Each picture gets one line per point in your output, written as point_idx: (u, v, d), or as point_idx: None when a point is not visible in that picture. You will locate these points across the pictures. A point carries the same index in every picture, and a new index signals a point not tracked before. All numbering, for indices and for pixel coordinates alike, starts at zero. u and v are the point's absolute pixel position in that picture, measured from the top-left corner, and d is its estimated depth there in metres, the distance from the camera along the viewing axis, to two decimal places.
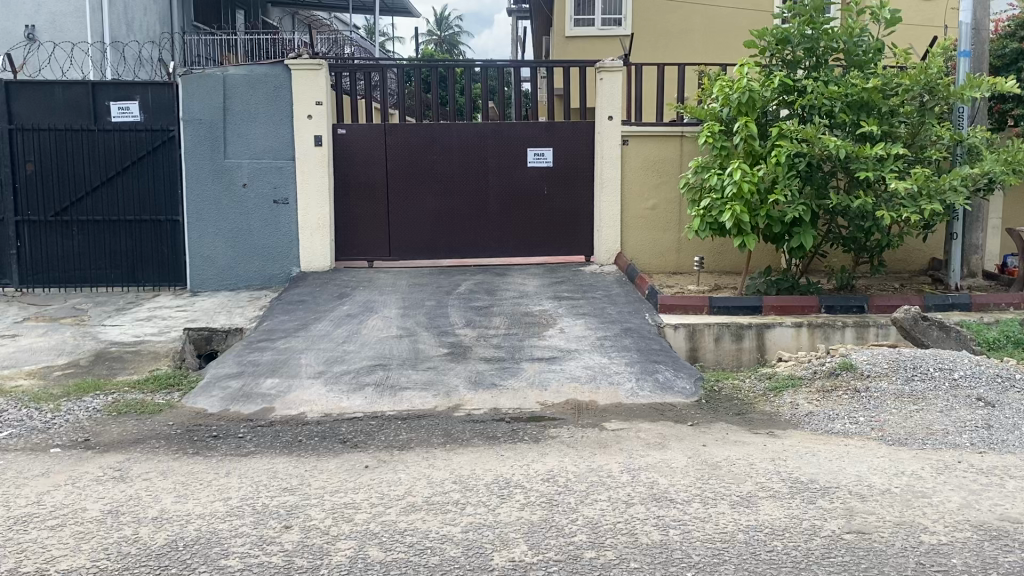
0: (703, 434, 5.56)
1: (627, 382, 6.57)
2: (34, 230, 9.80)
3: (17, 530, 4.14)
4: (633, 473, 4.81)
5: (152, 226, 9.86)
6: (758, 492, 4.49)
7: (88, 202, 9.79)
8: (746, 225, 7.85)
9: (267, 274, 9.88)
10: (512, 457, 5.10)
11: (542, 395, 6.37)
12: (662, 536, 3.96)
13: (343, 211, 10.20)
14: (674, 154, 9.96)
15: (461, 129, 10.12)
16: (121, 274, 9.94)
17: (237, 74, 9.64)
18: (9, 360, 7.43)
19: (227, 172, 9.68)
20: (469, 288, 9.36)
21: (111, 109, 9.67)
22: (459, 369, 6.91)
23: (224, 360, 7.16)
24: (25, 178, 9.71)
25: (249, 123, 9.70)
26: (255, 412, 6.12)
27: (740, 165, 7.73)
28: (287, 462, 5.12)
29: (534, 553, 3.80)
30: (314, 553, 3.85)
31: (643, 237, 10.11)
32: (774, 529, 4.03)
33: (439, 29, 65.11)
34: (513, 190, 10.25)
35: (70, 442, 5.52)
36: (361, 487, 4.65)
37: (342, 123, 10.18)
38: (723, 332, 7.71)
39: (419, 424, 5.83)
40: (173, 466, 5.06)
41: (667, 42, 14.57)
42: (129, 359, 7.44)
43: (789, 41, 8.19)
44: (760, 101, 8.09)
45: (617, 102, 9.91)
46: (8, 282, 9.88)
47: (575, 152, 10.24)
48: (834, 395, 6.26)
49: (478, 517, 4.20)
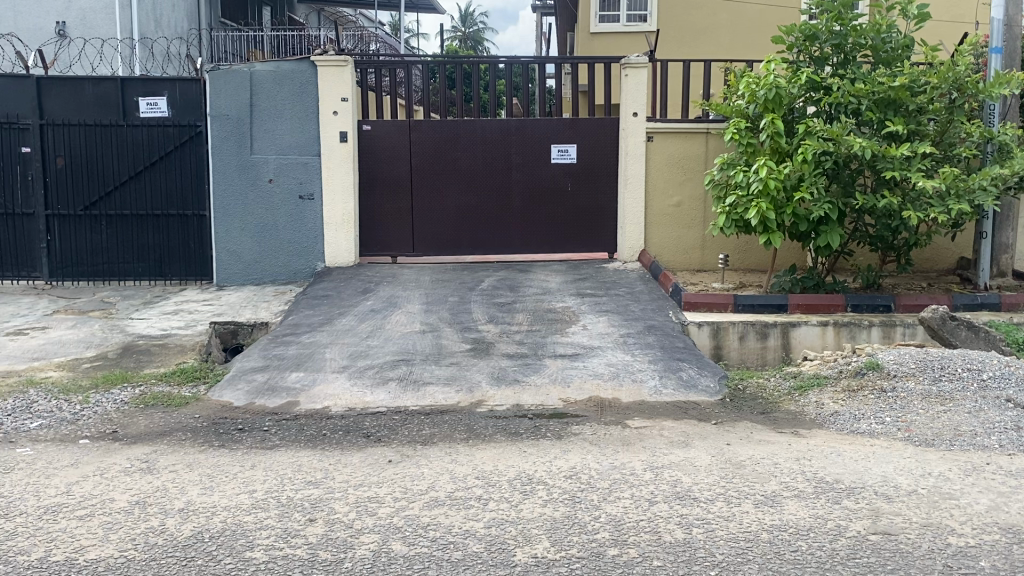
0: (726, 433, 5.52)
1: (650, 380, 6.55)
2: (64, 224, 9.92)
3: (47, 519, 4.20)
4: (656, 471, 4.79)
5: (179, 220, 9.95)
6: (782, 492, 4.47)
7: (117, 196, 9.90)
8: (772, 223, 7.77)
9: (292, 269, 9.96)
10: (534, 454, 5.09)
11: (565, 392, 6.36)
12: (685, 535, 3.94)
13: (368, 207, 10.26)
14: (699, 151, 9.90)
15: (485, 125, 10.12)
16: (149, 268, 10.06)
17: (264, 70, 9.70)
18: (39, 352, 7.53)
19: (253, 167, 9.75)
20: (492, 284, 9.36)
21: (139, 104, 9.81)
22: (482, 364, 6.92)
23: (250, 353, 7.23)
24: (55, 172, 9.82)
25: (275, 118, 9.76)
26: (279, 405, 6.18)
27: (766, 162, 7.67)
28: (311, 455, 5.16)
29: (557, 550, 3.80)
30: (338, 545, 3.87)
31: (667, 234, 10.07)
32: (799, 529, 4.00)
33: (464, 26, 65.32)
34: (536, 186, 10.24)
35: (98, 434, 5.59)
36: (386, 481, 4.68)
37: (367, 119, 10.22)
38: (748, 330, 7.66)
39: (442, 420, 5.85)
40: (199, 459, 5.11)
41: (693, 39, 14.50)
42: (156, 352, 7.52)
43: (816, 38, 8.13)
44: (787, 97, 8.01)
45: (641, 99, 9.85)
46: (38, 275, 10.02)
47: (599, 149, 10.22)
48: (860, 394, 6.20)
49: (501, 513, 4.21)
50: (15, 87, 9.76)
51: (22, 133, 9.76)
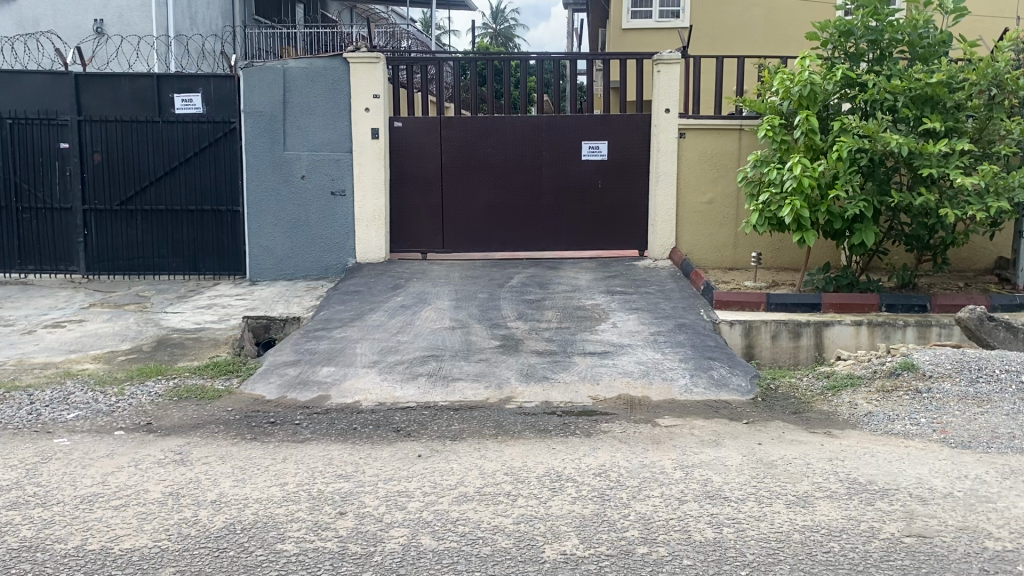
0: (758, 432, 5.47)
1: (680, 378, 6.51)
2: (101, 218, 10.08)
3: (84, 508, 4.28)
4: (686, 470, 4.76)
5: (213, 216, 10.07)
6: (815, 492, 4.42)
7: (153, 191, 10.03)
8: (806, 221, 7.68)
9: (323, 265, 10.04)
10: (563, 451, 5.08)
11: (595, 390, 6.34)
12: (716, 534, 3.92)
13: (399, 203, 10.30)
14: (732, 147, 9.82)
15: (516, 121, 10.12)
16: (183, 262, 10.18)
17: (298, 67, 9.79)
18: (75, 345, 7.66)
19: (287, 163, 9.84)
20: (521, 281, 9.36)
21: (175, 101, 9.92)
22: (511, 361, 6.92)
23: (282, 347, 7.29)
24: (92, 167, 9.99)
25: (308, 115, 9.83)
26: (310, 399, 6.24)
27: (800, 160, 7.58)
28: (342, 449, 5.19)
29: (585, 547, 3.79)
30: (368, 539, 3.90)
31: (699, 231, 9.99)
32: (831, 530, 3.96)
33: (495, 22, 65.34)
34: (567, 183, 10.22)
35: (133, 425, 5.68)
36: (415, 475, 4.70)
37: (398, 116, 10.26)
38: (781, 329, 7.59)
39: (471, 416, 5.86)
40: (231, 451, 5.17)
41: (726, 35, 14.39)
42: (190, 345, 7.62)
43: (852, 33, 8.03)
44: (822, 94, 7.91)
45: (674, 95, 9.79)
46: (75, 269, 10.18)
47: (631, 145, 10.16)
48: (894, 394, 6.12)
49: (530, 509, 4.21)
50: (54, 84, 9.92)
51: (60, 129, 9.93)
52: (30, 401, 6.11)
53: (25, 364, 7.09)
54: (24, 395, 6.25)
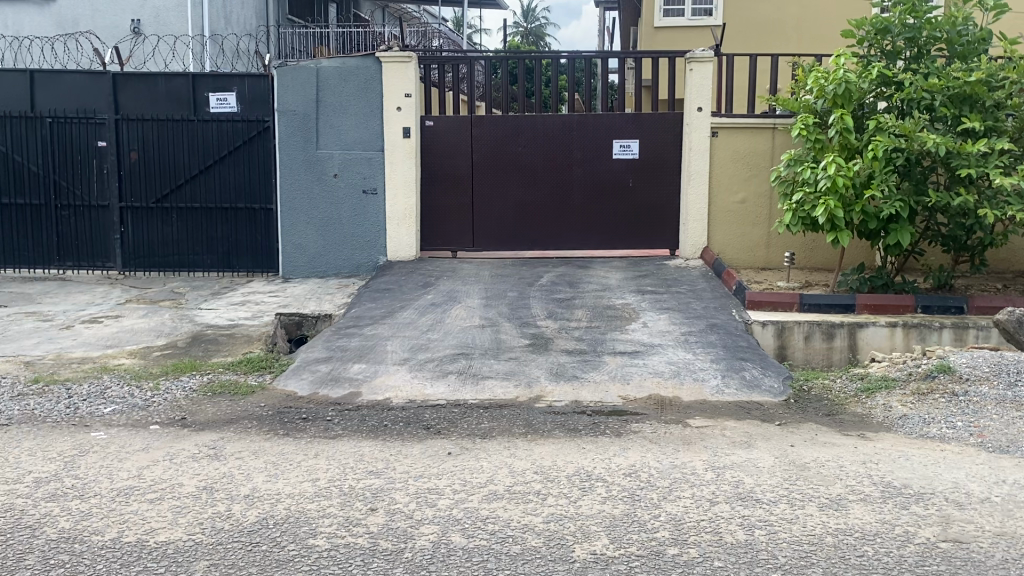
0: (790, 434, 5.42)
1: (712, 379, 6.46)
2: (136, 215, 10.23)
3: (121, 501, 4.35)
4: (717, 471, 4.73)
5: (246, 214, 10.18)
6: (848, 495, 4.37)
7: (187, 190, 10.16)
8: (840, 221, 7.59)
9: (354, 262, 10.10)
10: (593, 451, 5.07)
11: (625, 390, 6.32)
12: (747, 535, 3.89)
13: (429, 202, 10.33)
14: (765, 146, 9.73)
15: (547, 120, 10.11)
16: (217, 259, 10.31)
17: (331, 67, 9.87)
18: (112, 340, 7.79)
19: (319, 162, 9.91)
20: (551, 280, 9.35)
21: (209, 100, 10.04)
22: (541, 360, 6.92)
23: (314, 344, 7.35)
24: (129, 166, 10.15)
25: (341, 114, 9.90)
26: (342, 396, 6.28)
27: (835, 159, 7.49)
28: (373, 446, 5.22)
29: (615, 547, 3.78)
30: (399, 536, 3.92)
31: (731, 231, 9.91)
32: (865, 534, 3.91)
33: (526, 21, 65.29)
34: (598, 182, 10.19)
35: (168, 420, 5.75)
36: (445, 473, 4.72)
37: (429, 115, 10.30)
38: (814, 330, 7.51)
39: (501, 414, 5.87)
40: (263, 446, 5.22)
41: (760, 34, 14.28)
42: (224, 341, 7.70)
43: (889, 31, 7.94)
44: (858, 92, 7.82)
45: (707, 94, 9.73)
46: (112, 265, 10.34)
47: (663, 144, 10.11)
48: (930, 397, 6.03)
49: (559, 508, 4.21)
50: (93, 84, 10.09)
51: (98, 128, 10.10)
52: (68, 395, 6.21)
53: (63, 359, 7.21)
54: (62, 389, 6.37)
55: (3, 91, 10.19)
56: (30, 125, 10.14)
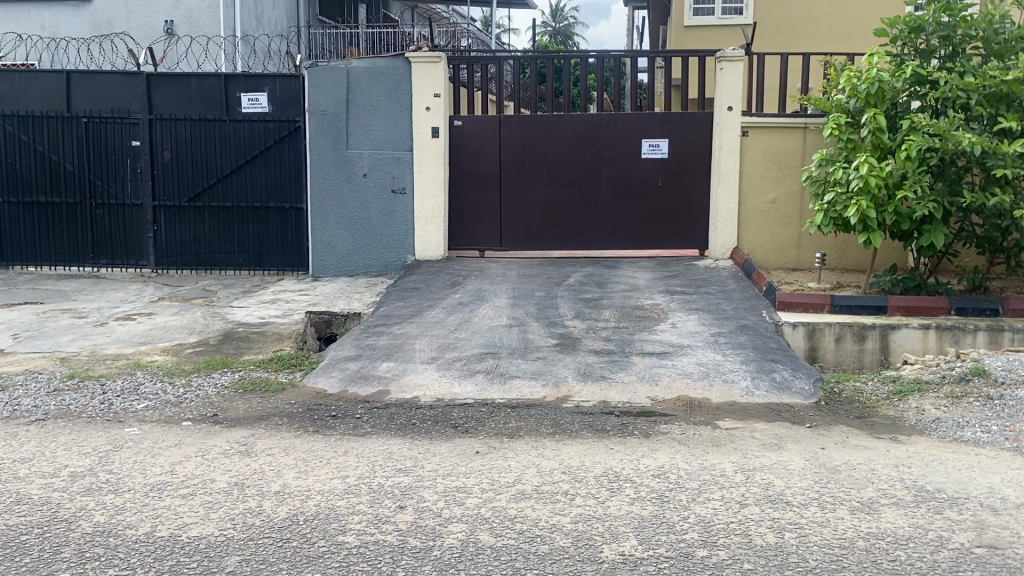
0: (821, 437, 5.37)
1: (741, 381, 6.42)
2: (169, 214, 10.37)
3: (154, 496, 4.41)
4: (747, 473, 4.70)
5: (277, 213, 10.28)
6: (880, 499, 4.33)
7: (219, 189, 10.28)
8: (872, 222, 7.50)
9: (383, 261, 10.15)
10: (622, 451, 5.06)
11: (653, 390, 6.29)
12: (778, 538, 3.87)
13: (458, 201, 10.36)
14: (796, 146, 9.65)
15: (575, 120, 10.11)
16: (248, 258, 10.43)
17: (361, 67, 9.93)
18: (145, 337, 7.90)
19: (349, 161, 9.98)
20: (579, 280, 9.34)
21: (241, 100, 10.15)
22: (568, 360, 6.92)
23: (343, 343, 7.40)
24: (162, 165, 10.28)
25: (370, 114, 9.96)
26: (370, 394, 6.32)
27: (867, 159, 7.41)
28: (401, 444, 5.25)
29: (644, 548, 3.77)
30: (427, 533, 3.94)
31: (761, 231, 9.83)
32: (898, 538, 3.87)
33: (554, 21, 65.22)
34: (626, 182, 10.16)
35: (200, 416, 5.83)
36: (473, 471, 4.74)
37: (458, 115, 10.33)
38: (845, 331, 7.43)
39: (529, 414, 5.88)
40: (294, 443, 5.27)
41: (791, 33, 14.16)
42: (255, 339, 7.79)
43: (923, 29, 7.85)
44: (891, 91, 7.72)
45: (737, 93, 9.68)
46: (145, 264, 10.49)
47: (692, 144, 10.06)
48: (964, 401, 5.95)
49: (588, 508, 4.21)
50: (127, 84, 10.25)
51: (132, 128, 10.25)
52: (102, 391, 6.31)
53: (98, 356, 7.33)
54: (97, 385, 6.47)
55: (40, 90, 10.36)
56: (66, 124, 10.31)
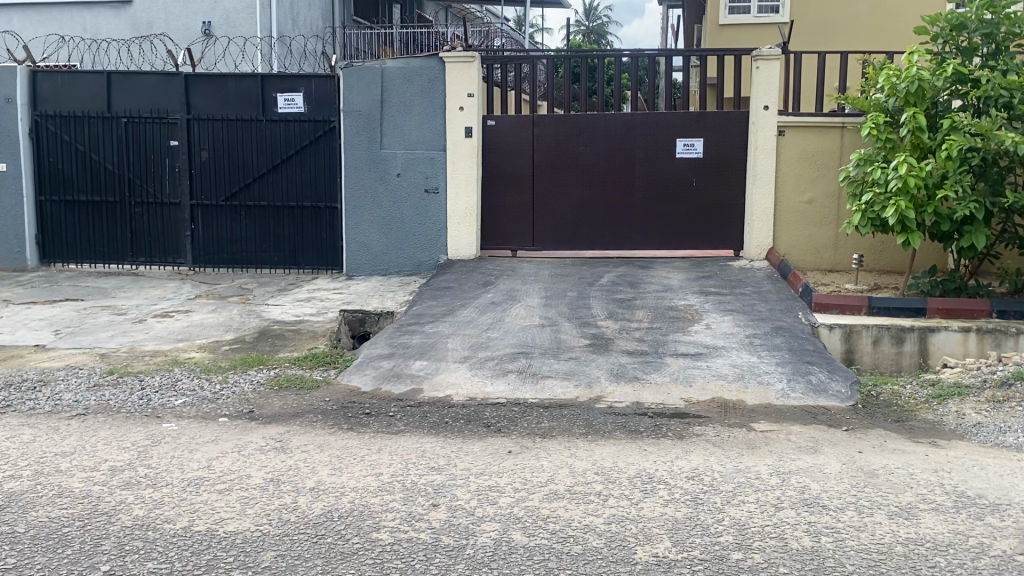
0: (858, 440, 5.31)
1: (777, 383, 6.36)
2: (207, 213, 10.50)
3: (192, 491, 4.47)
4: (783, 476, 4.65)
5: (313, 212, 10.37)
6: (919, 504, 4.26)
7: (256, 188, 10.40)
8: (912, 223, 7.38)
9: (416, 260, 10.20)
10: (655, 453, 5.04)
11: (687, 392, 6.26)
12: (814, 542, 3.82)
13: (490, 201, 10.38)
14: (833, 146, 9.53)
15: (609, 119, 10.07)
16: (284, 257, 10.54)
17: (395, 67, 9.99)
18: (183, 333, 8.01)
19: (383, 161, 10.04)
20: (612, 280, 9.31)
21: (278, 100, 10.25)
22: (601, 360, 6.90)
23: (376, 341, 7.44)
24: (200, 165, 10.42)
25: (404, 114, 10.01)
26: (403, 392, 6.35)
27: (906, 158, 7.30)
28: (434, 442, 5.28)
29: (678, 550, 3.75)
30: (461, 531, 3.95)
31: (797, 232, 9.73)
32: (937, 544, 3.80)
33: (588, 20, 65.07)
34: (660, 182, 10.10)
35: (236, 413, 5.90)
36: (506, 471, 4.75)
37: (491, 115, 10.35)
38: (883, 333, 7.33)
39: (562, 414, 5.87)
40: (328, 440, 5.32)
41: (828, 31, 14.00)
42: (290, 337, 7.86)
43: (965, 27, 7.72)
44: (931, 90, 7.60)
45: (773, 92, 9.58)
46: (182, 261, 10.63)
47: (727, 143, 9.97)
48: (1005, 406, 5.84)
49: (621, 509, 4.19)
50: (166, 84, 10.39)
51: (170, 128, 10.40)
52: (140, 387, 6.42)
53: (136, 352, 7.45)
54: (135, 381, 6.58)
55: (81, 90, 10.53)
56: (106, 124, 10.48)
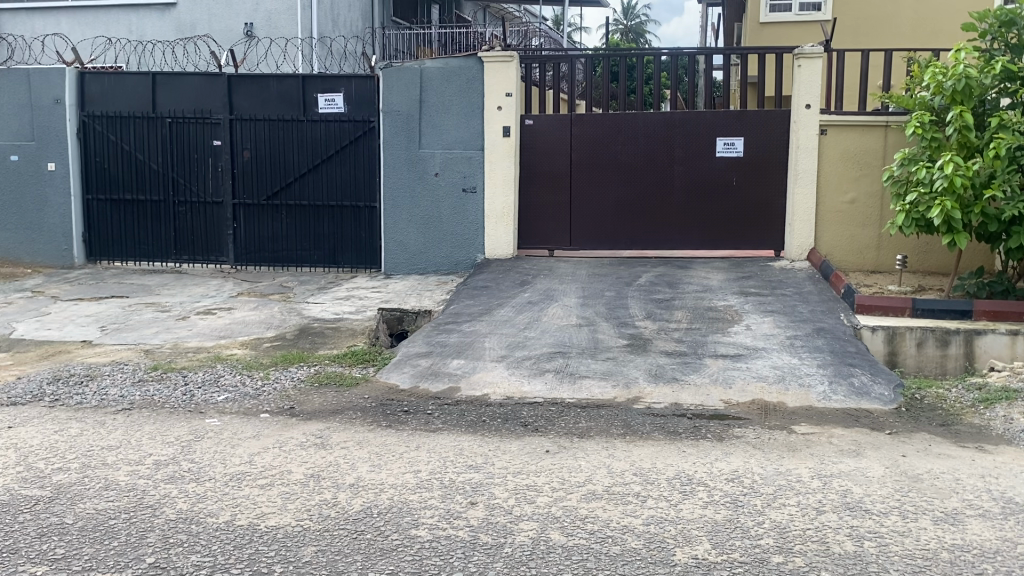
0: (902, 444, 5.22)
1: (818, 385, 6.28)
2: (248, 212, 10.65)
3: (233, 485, 4.54)
4: (824, 479, 4.59)
5: (352, 211, 10.46)
6: (965, 510, 4.18)
7: (296, 187, 10.52)
8: (958, 223, 7.24)
9: (454, 259, 10.24)
10: (694, 454, 5.00)
11: (727, 393, 6.21)
12: (856, 547, 3.77)
13: (528, 200, 10.38)
14: (876, 145, 9.38)
15: (648, 119, 10.02)
16: (323, 255, 10.64)
17: (434, 67, 10.03)
18: (225, 331, 8.13)
19: (421, 161, 10.11)
20: (650, 280, 9.27)
21: (318, 100, 10.34)
22: (639, 361, 6.87)
23: (415, 339, 7.49)
24: (242, 164, 10.56)
25: (442, 114, 10.06)
26: (441, 390, 6.38)
27: (953, 157, 7.16)
28: (471, 440, 5.30)
29: (718, 553, 3.73)
30: (498, 530, 3.96)
31: (839, 232, 9.60)
32: (984, 551, 3.73)
33: (627, 20, 64.80)
34: (699, 181, 10.03)
35: (277, 409, 5.97)
36: (544, 470, 4.74)
37: (530, 114, 10.36)
38: (927, 336, 7.20)
39: (599, 414, 5.86)
40: (368, 437, 5.36)
41: (872, 29, 13.77)
42: (330, 334, 7.94)
43: (1014, 23, 7.55)
44: (978, 88, 7.44)
45: (815, 90, 9.46)
46: (224, 260, 10.79)
47: (768, 143, 9.88)
48: None
49: (660, 511, 4.17)
50: (210, 85, 10.54)
51: (213, 128, 10.56)
52: (184, 382, 6.53)
53: (180, 348, 7.58)
54: (179, 376, 6.70)
55: (128, 90, 10.73)
56: (151, 124, 10.67)
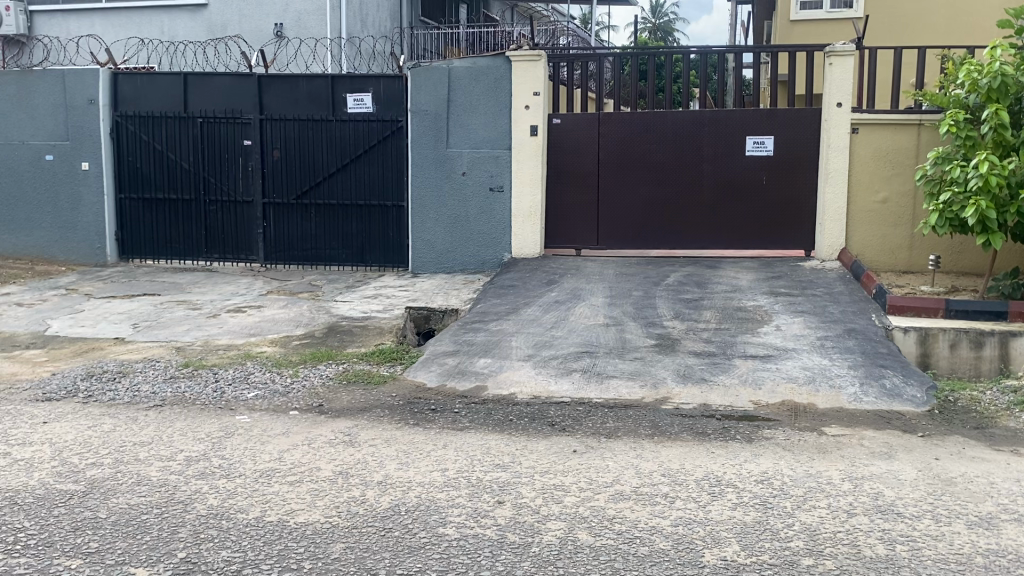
0: (935, 447, 5.15)
1: (849, 387, 6.21)
2: (278, 211, 10.73)
3: (263, 482, 4.58)
4: (855, 482, 4.54)
5: (380, 210, 10.51)
6: (1000, 514, 4.11)
7: (325, 187, 10.59)
8: (993, 223, 7.13)
9: (481, 258, 10.25)
10: (722, 456, 4.97)
11: (756, 394, 6.16)
12: (888, 550, 3.73)
13: (555, 200, 10.37)
14: (909, 144, 9.26)
15: (676, 118, 9.97)
16: (351, 255, 10.69)
17: (462, 67, 10.06)
18: (254, 328, 8.21)
19: (449, 160, 10.14)
20: (678, 280, 9.22)
21: (347, 100, 10.41)
22: (667, 361, 6.84)
23: (442, 338, 7.50)
24: (272, 164, 10.65)
25: (470, 113, 10.08)
26: (468, 389, 6.40)
27: (988, 156, 7.04)
28: (498, 439, 5.31)
29: (747, 554, 3.70)
30: (525, 530, 3.96)
31: (871, 232, 9.49)
32: (1020, 557, 3.67)
33: (654, 18, 64.50)
34: (728, 180, 9.96)
35: (306, 406, 6.01)
36: (571, 470, 4.74)
37: (557, 114, 10.35)
38: (961, 337, 7.10)
39: (626, 414, 5.84)
40: (396, 435, 5.38)
41: (905, 26, 13.59)
42: (358, 333, 7.99)
43: None
44: (1015, 86, 7.32)
45: (847, 89, 9.36)
46: (254, 258, 10.89)
47: (798, 141, 9.79)
48: None
49: (688, 512, 4.15)
50: (240, 85, 10.65)
51: (244, 127, 10.67)
52: (214, 379, 6.60)
53: (210, 345, 7.66)
54: (210, 373, 6.77)
55: (160, 91, 10.86)
56: (183, 124, 10.79)
